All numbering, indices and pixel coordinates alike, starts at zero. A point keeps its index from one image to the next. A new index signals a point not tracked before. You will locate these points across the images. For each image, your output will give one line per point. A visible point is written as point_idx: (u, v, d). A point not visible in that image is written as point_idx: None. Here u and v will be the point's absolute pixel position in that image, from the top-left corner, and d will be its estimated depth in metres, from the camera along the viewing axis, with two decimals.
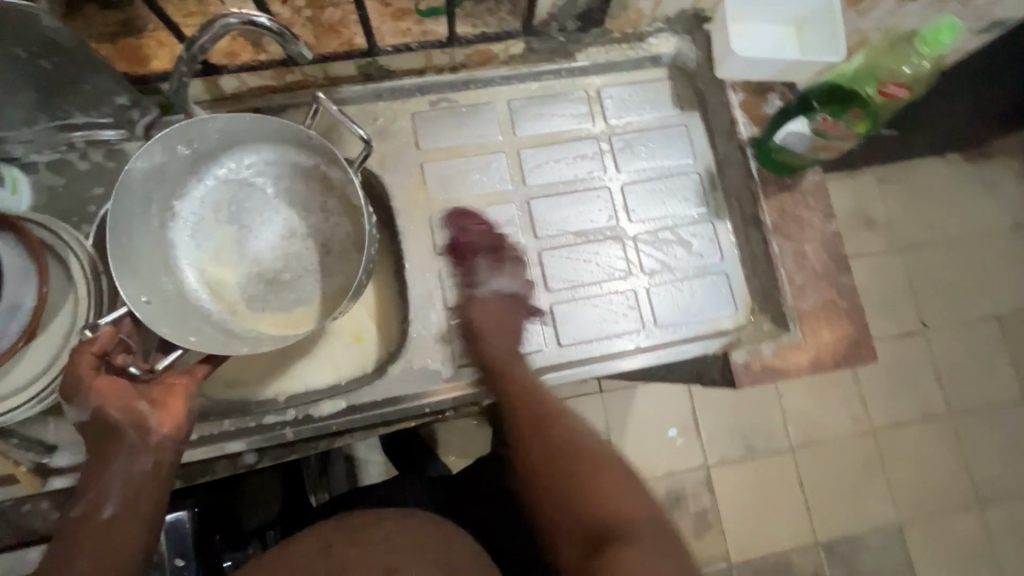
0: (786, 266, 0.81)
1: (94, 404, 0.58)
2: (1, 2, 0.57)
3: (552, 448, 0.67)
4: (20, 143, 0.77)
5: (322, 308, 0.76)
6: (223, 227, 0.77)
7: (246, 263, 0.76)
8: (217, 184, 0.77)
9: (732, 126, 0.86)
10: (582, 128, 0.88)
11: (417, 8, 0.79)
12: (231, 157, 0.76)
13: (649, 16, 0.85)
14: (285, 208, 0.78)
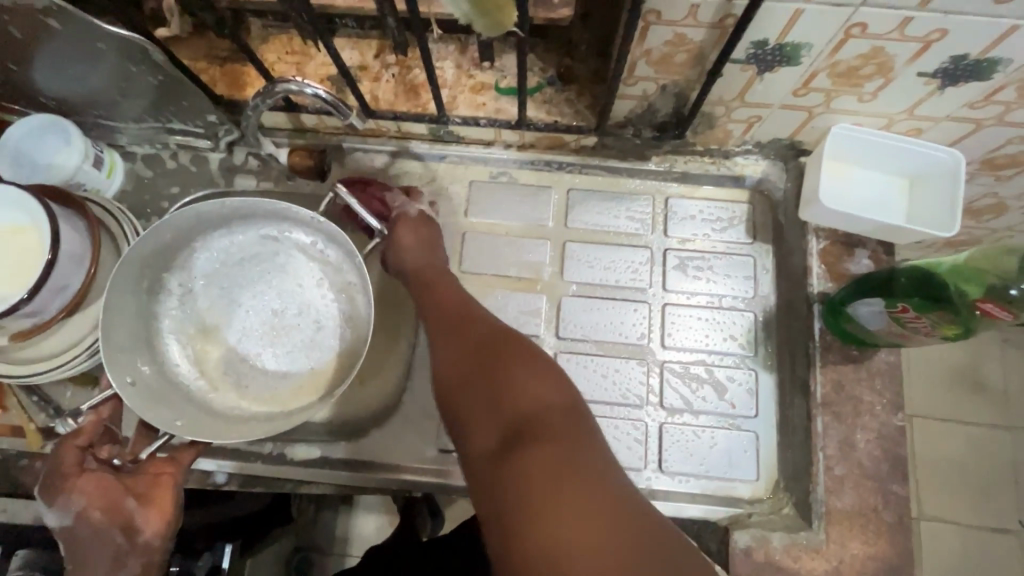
0: (827, 450, 0.70)
1: (76, 505, 0.59)
2: (121, 35, 0.68)
3: (503, 390, 0.55)
4: (127, 134, 0.86)
5: (313, 387, 0.73)
6: (216, 303, 0.75)
7: (240, 340, 0.75)
8: (210, 258, 0.75)
9: (803, 275, 0.77)
10: (638, 235, 0.82)
11: (497, 85, 0.79)
12: (227, 234, 0.75)
13: (739, 137, 0.79)
14: (279, 283, 0.76)
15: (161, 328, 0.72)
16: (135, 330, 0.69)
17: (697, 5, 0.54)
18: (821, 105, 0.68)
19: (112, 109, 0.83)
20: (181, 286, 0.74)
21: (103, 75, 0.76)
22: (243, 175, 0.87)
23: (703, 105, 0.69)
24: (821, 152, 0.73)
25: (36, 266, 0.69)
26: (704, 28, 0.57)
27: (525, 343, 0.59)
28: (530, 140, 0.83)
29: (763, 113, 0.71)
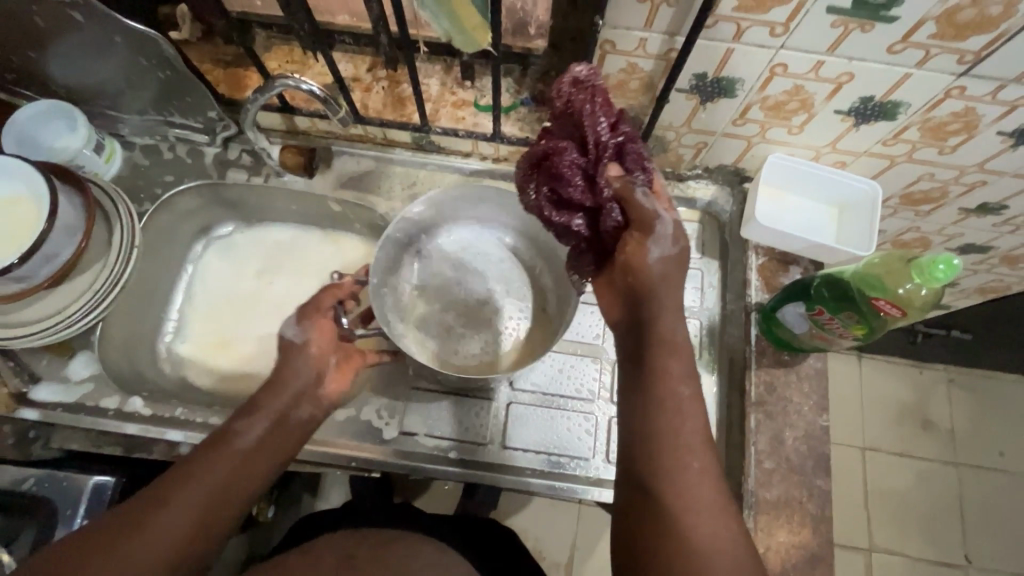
0: (758, 445, 0.76)
1: (307, 336, 0.73)
2: (137, 30, 0.76)
3: (649, 414, 0.57)
4: (129, 125, 0.93)
5: (490, 367, 0.80)
6: (444, 271, 0.84)
7: (443, 304, 0.83)
8: (454, 243, 0.86)
9: (743, 286, 0.85)
10: None
11: (476, 102, 0.87)
12: (480, 227, 0.86)
13: (690, 162, 0.88)
14: (496, 282, 0.84)
15: (399, 270, 0.82)
16: (387, 265, 0.80)
17: (645, 38, 0.63)
18: (758, 135, 0.77)
19: (118, 100, 0.89)
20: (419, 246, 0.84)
21: (114, 67, 0.83)
22: (235, 168, 0.93)
23: (656, 129, 0.78)
24: (760, 177, 0.82)
25: (30, 234, 0.73)
26: (652, 58, 0.66)
27: (676, 325, 0.60)
28: (504, 153, 0.91)
29: (709, 140, 0.81)
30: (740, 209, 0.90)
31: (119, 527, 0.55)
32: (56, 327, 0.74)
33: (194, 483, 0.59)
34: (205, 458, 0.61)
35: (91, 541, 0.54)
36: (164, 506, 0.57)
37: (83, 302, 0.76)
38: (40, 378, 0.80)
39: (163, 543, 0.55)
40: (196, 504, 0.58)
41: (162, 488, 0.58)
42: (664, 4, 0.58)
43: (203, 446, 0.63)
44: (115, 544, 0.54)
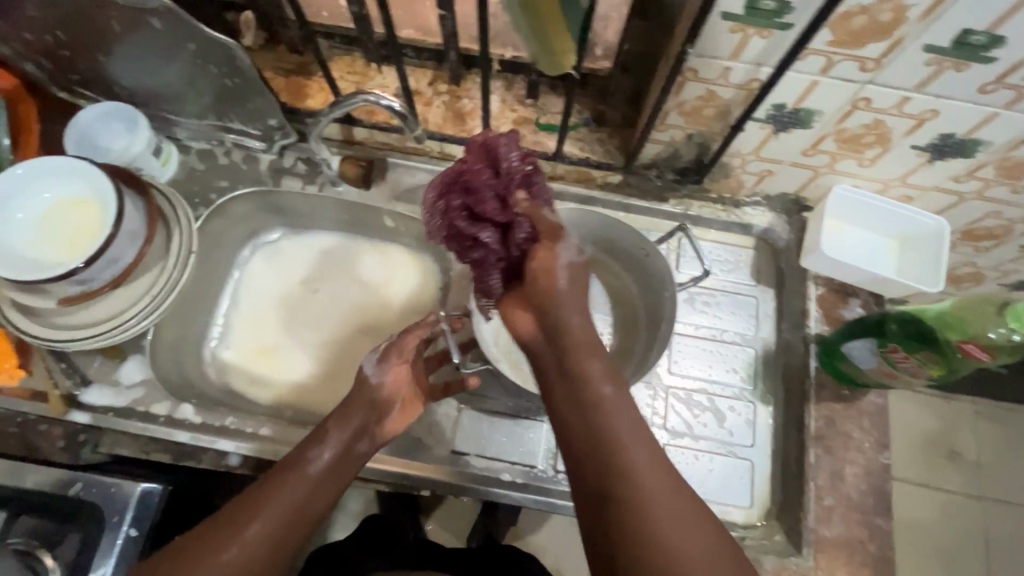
0: (818, 481, 0.75)
1: (390, 371, 0.72)
2: (212, 37, 0.75)
3: (587, 436, 0.52)
4: (187, 129, 0.93)
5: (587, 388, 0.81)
6: None
7: None
8: None
9: (802, 317, 0.84)
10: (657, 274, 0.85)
11: (537, 120, 0.87)
12: None
13: (750, 189, 0.87)
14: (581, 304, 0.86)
15: None
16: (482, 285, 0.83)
17: (729, 68, 0.62)
18: (826, 166, 0.77)
19: (179, 103, 0.89)
20: None
21: (180, 73, 0.82)
22: (290, 176, 0.93)
23: (723, 156, 0.77)
24: (824, 208, 0.82)
25: (93, 239, 0.73)
26: (732, 87, 0.65)
27: (587, 323, 0.56)
28: (561, 172, 0.90)
29: (774, 168, 0.80)
30: (797, 238, 0.88)
31: (201, 543, 0.56)
32: (114, 332, 0.74)
33: (264, 505, 0.58)
34: (279, 479, 0.60)
35: (180, 553, 0.55)
36: (241, 526, 0.56)
37: (140, 308, 0.76)
38: (92, 381, 0.79)
39: (238, 562, 0.55)
40: (268, 526, 0.57)
41: (240, 507, 0.58)
42: (756, 35, 0.58)
43: (279, 468, 0.62)
44: (197, 558, 0.55)
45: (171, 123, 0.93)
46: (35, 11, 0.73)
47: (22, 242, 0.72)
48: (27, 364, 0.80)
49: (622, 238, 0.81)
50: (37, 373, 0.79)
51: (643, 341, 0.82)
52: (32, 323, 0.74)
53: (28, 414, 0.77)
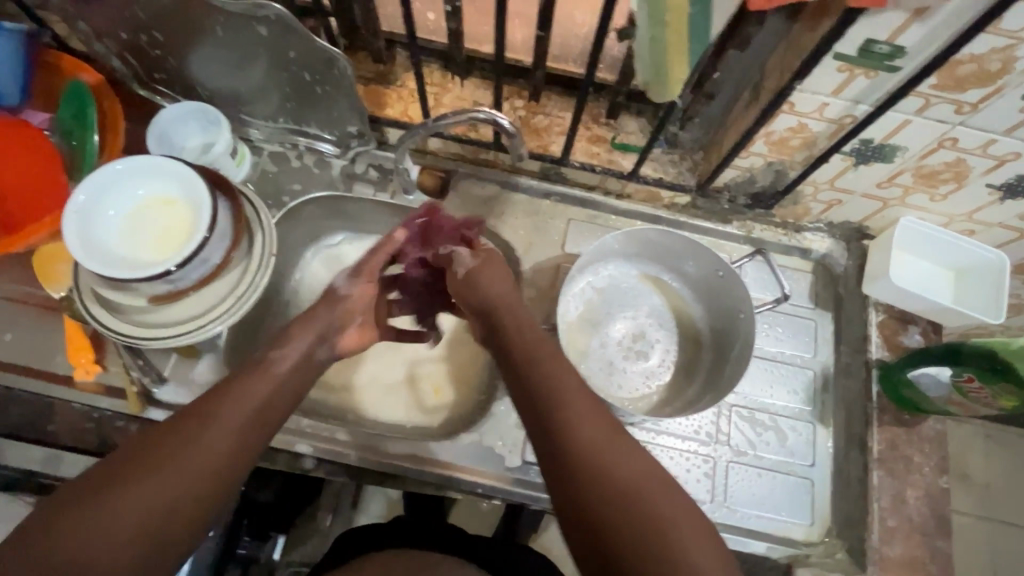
0: (881, 503, 0.79)
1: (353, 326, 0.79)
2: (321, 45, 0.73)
3: (540, 389, 0.58)
4: (261, 131, 0.94)
5: (655, 406, 0.83)
6: (596, 312, 0.88)
7: (602, 343, 0.86)
8: (605, 281, 0.90)
9: (863, 342, 0.87)
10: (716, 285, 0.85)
11: (612, 139, 0.89)
12: (627, 264, 0.90)
13: (815, 215, 0.90)
14: (647, 321, 0.88)
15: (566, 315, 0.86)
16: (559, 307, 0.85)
17: (827, 104, 0.65)
18: (897, 198, 0.79)
19: (257, 106, 0.89)
20: (576, 287, 0.88)
21: (266, 78, 0.83)
22: (361, 182, 0.93)
23: (800, 184, 0.80)
24: (891, 238, 0.83)
25: (186, 239, 0.73)
26: (824, 121, 0.68)
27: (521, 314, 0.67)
28: (631, 191, 0.92)
29: (844, 198, 0.82)
30: (856, 264, 0.91)
31: (167, 442, 0.52)
32: (199, 331, 0.74)
33: (227, 406, 0.57)
34: (239, 383, 0.59)
35: (129, 454, 0.52)
36: (205, 425, 0.54)
37: (224, 308, 0.76)
38: (169, 379, 0.79)
39: (212, 460, 0.53)
40: (234, 425, 0.56)
41: (202, 408, 0.56)
42: (861, 74, 0.60)
43: (235, 376, 0.60)
44: (164, 456, 0.51)
45: (245, 124, 0.93)
46: (135, 11, 0.74)
47: (110, 238, 0.71)
48: (102, 359, 0.79)
49: (696, 261, 0.85)
50: (113, 369, 0.79)
51: (709, 358, 0.85)
52: (115, 320, 0.74)
53: (106, 410, 0.77)
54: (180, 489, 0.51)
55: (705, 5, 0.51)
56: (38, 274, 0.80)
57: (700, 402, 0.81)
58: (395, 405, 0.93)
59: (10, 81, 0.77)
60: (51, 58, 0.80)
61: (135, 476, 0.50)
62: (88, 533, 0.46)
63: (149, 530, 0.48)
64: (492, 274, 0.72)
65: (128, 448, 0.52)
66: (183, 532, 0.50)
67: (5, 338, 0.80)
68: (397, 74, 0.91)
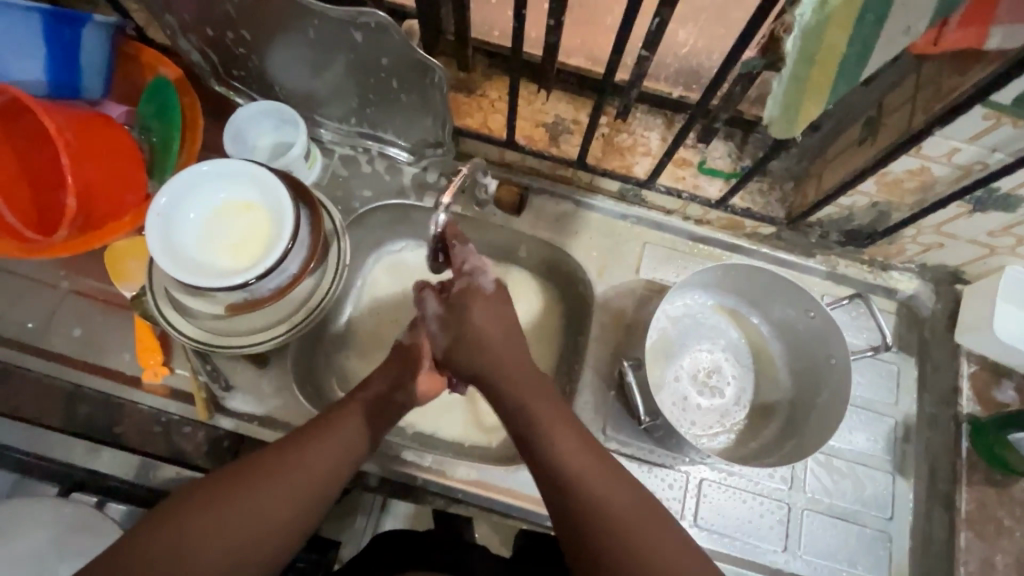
0: (969, 568, 0.75)
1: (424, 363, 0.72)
2: (421, 57, 0.70)
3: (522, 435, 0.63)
4: (332, 132, 0.91)
5: (731, 448, 0.81)
6: (672, 342, 0.84)
7: (676, 376, 0.82)
8: (684, 310, 0.85)
9: (952, 394, 0.83)
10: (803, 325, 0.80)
11: (699, 163, 0.85)
12: (706, 294, 0.86)
13: (907, 255, 0.85)
14: (723, 355, 0.85)
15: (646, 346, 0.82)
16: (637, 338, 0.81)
17: (958, 149, 0.61)
18: (1007, 247, 0.75)
19: (333, 108, 0.86)
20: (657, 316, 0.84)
21: (347, 81, 0.80)
22: (432, 192, 0.90)
23: (904, 226, 0.76)
24: (997, 287, 0.79)
25: (265, 247, 0.71)
26: (950, 166, 0.64)
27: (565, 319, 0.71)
28: (711, 218, 0.88)
29: (946, 242, 0.78)
30: (947, 310, 0.86)
31: (257, 468, 0.56)
32: (276, 341, 0.73)
33: (318, 442, 0.59)
34: (331, 421, 0.62)
35: (225, 476, 0.55)
36: (297, 460, 0.57)
37: (298, 318, 0.75)
38: (235, 385, 0.78)
39: (300, 492, 0.56)
40: (324, 463, 0.59)
41: (296, 442, 0.59)
42: (1008, 122, 0.56)
43: (328, 411, 0.63)
44: (255, 484, 0.55)
45: (317, 124, 0.90)
46: (227, 8, 0.71)
47: (190, 242, 0.70)
48: (170, 361, 0.78)
49: (785, 299, 0.80)
50: (180, 371, 0.78)
51: (787, 401, 0.82)
52: (190, 325, 0.73)
53: (174, 414, 0.77)
54: (268, 515, 0.54)
55: (868, 47, 0.47)
56: (109, 270, 0.79)
57: (786, 450, 0.76)
58: (451, 423, 0.86)
59: (94, 74, 0.73)
60: (131, 49, 0.78)
61: (230, 500, 0.53)
62: (198, 552, 0.50)
63: (238, 550, 0.52)
64: (575, 237, 0.79)
65: (222, 469, 0.56)
66: (267, 555, 0.54)
67: (75, 333, 0.79)
68: (478, 82, 0.88)
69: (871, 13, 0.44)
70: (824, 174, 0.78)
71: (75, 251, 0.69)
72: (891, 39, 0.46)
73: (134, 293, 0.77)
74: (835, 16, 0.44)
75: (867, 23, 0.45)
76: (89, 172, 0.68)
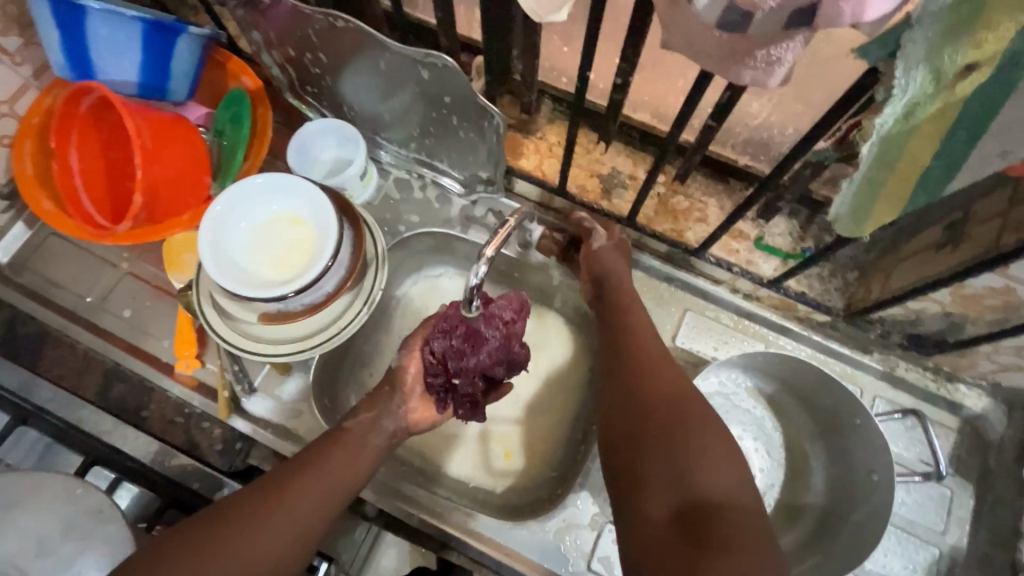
0: None
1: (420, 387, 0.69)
2: (484, 102, 0.70)
3: (615, 343, 0.67)
4: (391, 154, 0.93)
5: None
6: None
7: None
8: (716, 390, 0.80)
9: (1013, 536, 0.72)
10: (845, 430, 0.73)
11: (756, 238, 0.82)
12: (742, 378, 0.80)
13: (979, 371, 0.77)
14: (752, 446, 0.79)
15: None
16: None
17: None
18: None
19: (395, 132, 0.88)
20: None
21: (409, 110, 0.81)
22: (478, 227, 0.89)
23: (979, 343, 0.69)
24: None
25: (306, 264, 0.73)
26: None
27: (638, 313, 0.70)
28: (762, 294, 0.82)
29: None
30: (1019, 438, 0.76)
31: (241, 510, 0.55)
32: (299, 356, 0.74)
33: (305, 481, 0.59)
34: (316, 458, 0.61)
35: (212, 517, 0.55)
36: (282, 496, 0.57)
37: (326, 335, 0.76)
38: (257, 389, 0.80)
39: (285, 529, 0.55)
40: (308, 500, 0.58)
41: (284, 479, 0.58)
42: None
43: (315, 444, 0.63)
44: (242, 524, 0.54)
45: (378, 146, 0.92)
46: (307, 32, 0.74)
47: (237, 251, 0.73)
48: (203, 355, 0.82)
49: (833, 396, 0.73)
50: (210, 366, 0.82)
51: (817, 508, 0.75)
52: (225, 326, 0.75)
53: (197, 407, 0.81)
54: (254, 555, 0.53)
55: (956, 165, 0.42)
56: (165, 260, 0.83)
57: (806, 565, 0.70)
58: (461, 461, 0.84)
59: (181, 78, 0.78)
60: (221, 58, 0.84)
61: (216, 540, 0.53)
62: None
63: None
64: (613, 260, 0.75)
65: (203, 514, 0.55)
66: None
67: (125, 313, 0.84)
68: (540, 127, 0.88)
69: (963, 132, 0.39)
70: (893, 271, 0.72)
71: (135, 241, 0.74)
72: (983, 161, 0.41)
73: (182, 286, 0.81)
74: (922, 130, 0.40)
75: (957, 141, 0.40)
76: (158, 171, 0.72)
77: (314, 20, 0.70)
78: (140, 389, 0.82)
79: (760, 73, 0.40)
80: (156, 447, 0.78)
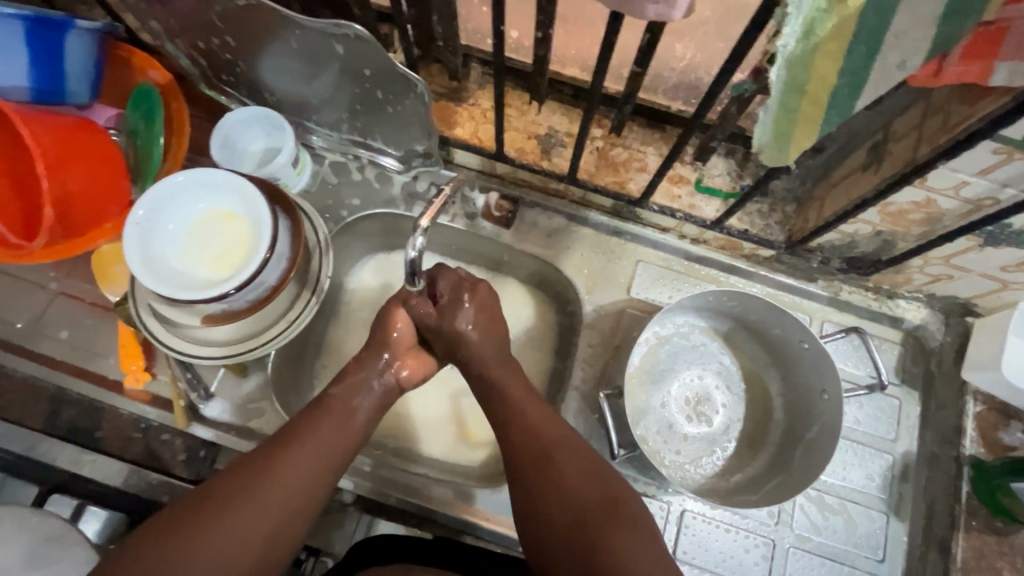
0: None
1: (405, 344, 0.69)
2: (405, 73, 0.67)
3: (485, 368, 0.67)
4: (323, 138, 0.89)
5: (715, 483, 0.78)
6: (659, 363, 0.81)
7: (661, 401, 0.80)
8: (675, 333, 0.83)
9: (956, 432, 0.78)
10: (792, 347, 0.77)
11: (696, 181, 0.83)
12: (698, 315, 0.82)
13: (916, 284, 0.80)
14: (714, 383, 0.82)
15: (631, 367, 0.80)
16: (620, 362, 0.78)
17: (967, 183, 0.58)
18: (1020, 284, 0.69)
19: (323, 114, 0.84)
20: (648, 335, 0.81)
21: (327, 87, 0.77)
22: (422, 202, 0.87)
23: (911, 257, 0.73)
24: (1008, 321, 0.73)
25: (243, 261, 0.70)
26: (958, 200, 0.61)
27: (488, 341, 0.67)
28: (708, 237, 0.84)
29: (956, 274, 0.74)
30: (955, 342, 0.81)
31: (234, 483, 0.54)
32: (253, 353, 0.72)
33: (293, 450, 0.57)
34: (300, 431, 0.59)
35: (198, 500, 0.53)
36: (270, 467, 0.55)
37: (276, 331, 0.74)
38: (214, 395, 0.78)
39: (282, 502, 0.55)
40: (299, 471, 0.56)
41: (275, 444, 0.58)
42: (1021, 159, 0.53)
43: (299, 418, 0.61)
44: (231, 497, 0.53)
45: (309, 131, 0.89)
46: (210, 17, 0.70)
47: (169, 254, 0.69)
48: (153, 367, 0.79)
49: (780, 326, 0.76)
50: (162, 378, 0.79)
51: (778, 433, 0.79)
52: (168, 334, 0.72)
53: (154, 420, 0.78)
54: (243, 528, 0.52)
55: (861, 80, 0.43)
56: (96, 274, 0.79)
57: (769, 489, 0.74)
58: (432, 439, 0.84)
59: (80, 79, 0.73)
60: (123, 53, 0.79)
61: (205, 523, 0.51)
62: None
63: None
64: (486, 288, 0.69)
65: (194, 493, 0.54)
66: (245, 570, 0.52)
67: (62, 336, 0.80)
68: (472, 93, 0.86)
69: (863, 47, 0.40)
70: (826, 198, 0.74)
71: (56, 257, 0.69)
72: (884, 75, 0.42)
73: (118, 299, 0.77)
74: (824, 48, 0.40)
75: (859, 55, 0.41)
76: (68, 180, 0.68)
77: (214, 2, 0.66)
78: (91, 411, 0.79)
79: (664, 6, 0.40)
80: (118, 465, 0.76)
